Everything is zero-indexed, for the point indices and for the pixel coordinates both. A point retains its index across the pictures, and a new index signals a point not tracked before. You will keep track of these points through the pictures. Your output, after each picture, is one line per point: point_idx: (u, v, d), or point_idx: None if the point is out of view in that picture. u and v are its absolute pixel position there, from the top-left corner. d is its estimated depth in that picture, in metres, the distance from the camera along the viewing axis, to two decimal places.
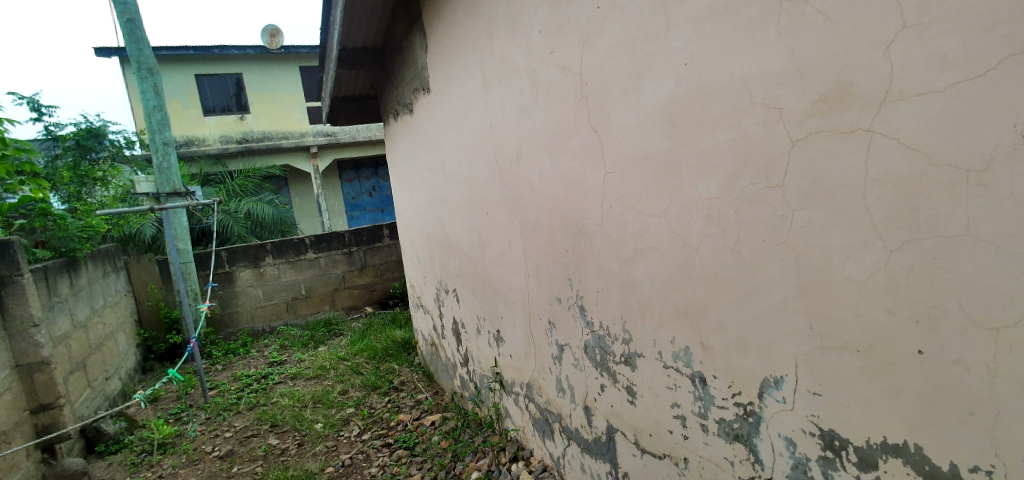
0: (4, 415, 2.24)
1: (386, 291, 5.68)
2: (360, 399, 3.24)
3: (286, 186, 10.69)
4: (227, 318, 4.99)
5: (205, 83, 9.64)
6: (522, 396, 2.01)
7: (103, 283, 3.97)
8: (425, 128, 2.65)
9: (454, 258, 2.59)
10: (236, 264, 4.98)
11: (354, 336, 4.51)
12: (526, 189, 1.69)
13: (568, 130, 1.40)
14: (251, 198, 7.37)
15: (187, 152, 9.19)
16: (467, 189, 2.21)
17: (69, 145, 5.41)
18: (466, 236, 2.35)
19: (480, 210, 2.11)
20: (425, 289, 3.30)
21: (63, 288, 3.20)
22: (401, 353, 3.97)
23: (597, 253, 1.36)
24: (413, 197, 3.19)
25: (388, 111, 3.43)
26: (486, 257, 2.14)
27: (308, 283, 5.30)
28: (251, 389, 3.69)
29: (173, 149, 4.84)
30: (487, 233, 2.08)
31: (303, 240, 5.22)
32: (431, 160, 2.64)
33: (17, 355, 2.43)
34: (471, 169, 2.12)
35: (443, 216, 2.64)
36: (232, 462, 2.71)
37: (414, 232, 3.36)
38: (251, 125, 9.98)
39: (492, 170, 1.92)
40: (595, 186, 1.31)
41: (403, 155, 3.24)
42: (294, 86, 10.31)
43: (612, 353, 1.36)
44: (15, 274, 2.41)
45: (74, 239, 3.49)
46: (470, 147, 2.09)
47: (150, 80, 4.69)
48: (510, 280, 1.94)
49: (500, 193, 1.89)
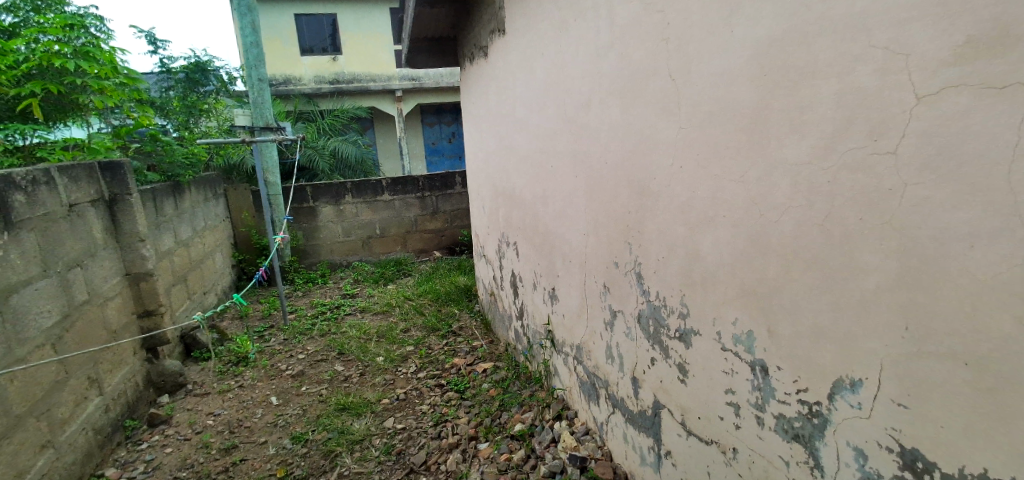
0: (116, 316, 2.51)
1: (455, 238, 5.77)
2: (420, 339, 3.36)
3: (371, 127, 11.01)
4: (309, 249, 5.34)
5: (303, 23, 10.00)
6: (571, 357, 1.96)
7: (204, 207, 4.34)
8: (499, 73, 2.55)
9: (517, 210, 2.54)
10: (319, 200, 5.26)
11: (421, 279, 4.66)
12: (593, 142, 1.57)
13: (643, 78, 1.26)
14: (337, 138, 7.70)
15: (284, 90, 9.70)
16: (535, 140, 2.12)
17: (180, 78, 5.85)
18: (530, 189, 2.28)
19: (545, 163, 2.03)
20: (488, 240, 3.31)
21: (169, 209, 3.52)
22: (462, 299, 4.07)
23: (661, 217, 1.24)
24: (483, 146, 3.14)
25: (466, 54, 3.34)
26: (548, 212, 2.07)
27: (383, 223, 5.51)
28: (324, 317, 3.95)
29: (267, 85, 5.08)
30: (551, 186, 2.00)
31: (380, 182, 5.39)
32: (503, 106, 2.55)
33: (127, 264, 2.70)
34: (541, 118, 2.02)
35: (510, 166, 2.58)
36: (302, 382, 2.93)
37: (481, 180, 3.33)
38: (342, 66, 10.30)
39: (562, 119, 1.81)
40: (666, 141, 1.18)
41: (476, 101, 3.18)
42: (383, 29, 10.43)
43: (667, 327, 1.26)
44: (125, 193, 2.64)
45: (180, 166, 3.75)
46: (541, 94, 1.99)
47: (248, 17, 4.88)
48: (570, 237, 1.86)
49: (567, 145, 1.79)
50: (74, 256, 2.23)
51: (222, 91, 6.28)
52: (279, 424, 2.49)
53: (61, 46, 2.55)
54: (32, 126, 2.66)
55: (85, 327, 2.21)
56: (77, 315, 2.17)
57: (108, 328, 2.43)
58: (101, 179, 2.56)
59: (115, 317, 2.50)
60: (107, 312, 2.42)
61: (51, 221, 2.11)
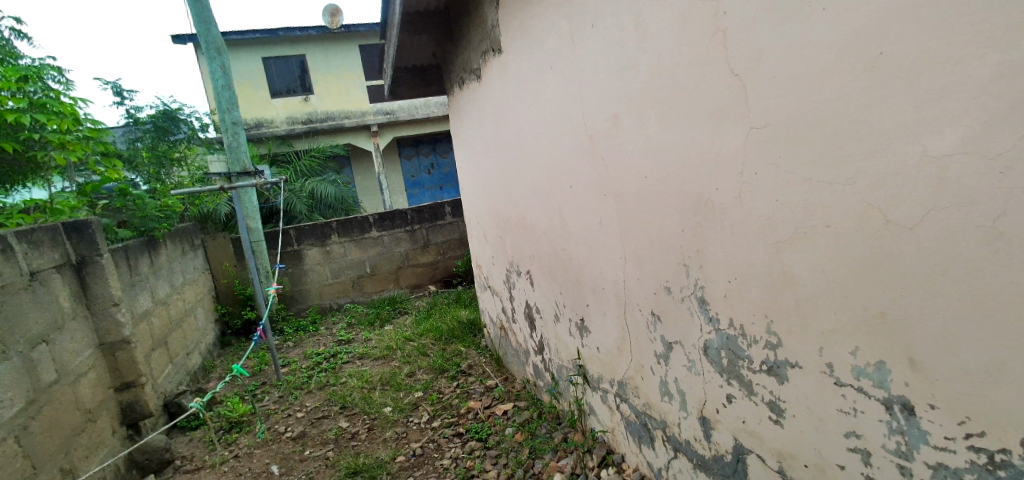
0: (90, 394, 2.23)
1: (449, 270, 5.56)
2: (428, 383, 3.14)
3: (348, 165, 10.91)
4: (297, 295, 5.07)
5: (272, 65, 9.87)
6: (612, 395, 1.77)
7: (182, 262, 4.07)
8: (495, 94, 2.41)
9: (528, 236, 2.37)
10: (304, 243, 5.02)
11: (419, 316, 4.43)
12: (623, 155, 1.42)
13: (688, 77, 1.11)
14: (315, 178, 7.49)
15: (257, 133, 9.49)
16: (546, 161, 1.97)
17: (148, 127, 5.60)
18: (543, 214, 2.12)
19: (562, 185, 1.87)
20: (493, 270, 3.13)
21: (144, 266, 3.26)
22: (467, 335, 3.86)
23: (728, 233, 1.08)
24: (479, 171, 2.98)
25: (452, 80, 3.22)
26: (569, 237, 1.90)
27: (373, 261, 5.28)
28: (321, 368, 3.68)
29: (242, 128, 4.86)
30: (570, 208, 1.84)
31: (367, 218, 5.18)
32: (502, 129, 2.40)
33: (99, 333, 2.42)
34: (551, 136, 1.87)
35: (515, 190, 2.42)
36: (305, 445, 2.66)
37: (480, 207, 3.16)
38: (315, 105, 10.16)
39: (578, 135, 1.66)
40: (730, 147, 1.03)
41: (469, 125, 3.03)
42: (354, 65, 10.36)
43: (747, 359, 1.09)
44: (95, 254, 2.39)
45: (153, 220, 3.49)
46: (549, 111, 1.84)
47: (218, 60, 4.70)
48: (600, 262, 1.70)
49: (588, 161, 1.63)
50: (39, 331, 1.97)
51: (194, 138, 6.04)
52: None
53: (15, 100, 2.31)
54: None
55: (54, 412, 1.94)
56: (44, 399, 1.91)
57: (82, 408, 2.15)
58: (67, 242, 2.32)
59: (89, 394, 2.22)
60: (79, 390, 2.15)
61: (10, 293, 1.86)
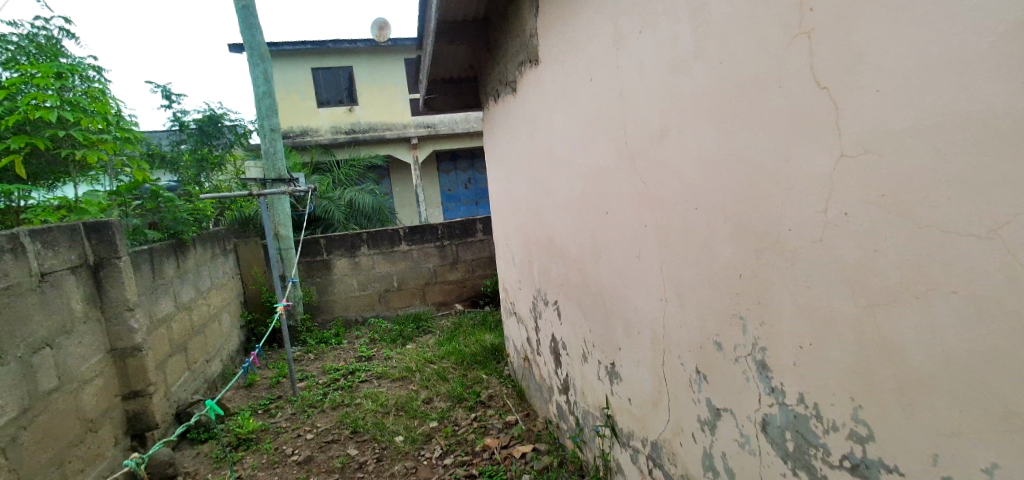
0: (94, 402, 2.15)
1: (477, 289, 5.39)
2: (444, 412, 2.96)
3: (387, 176, 10.99)
4: (323, 305, 5.00)
5: (320, 76, 10.11)
6: (644, 456, 1.55)
7: (212, 266, 4.05)
8: (531, 108, 2.25)
9: (557, 262, 2.18)
10: (334, 253, 4.97)
11: (443, 336, 4.28)
12: (670, 181, 1.23)
13: (757, 89, 0.92)
14: (352, 188, 7.51)
15: (301, 142, 9.69)
16: (581, 183, 1.79)
17: (193, 131, 5.72)
18: (575, 240, 1.93)
19: (597, 210, 1.68)
20: (520, 296, 2.94)
21: (169, 270, 3.24)
22: (490, 361, 3.68)
23: (803, 285, 0.87)
24: (511, 189, 2.81)
25: (488, 93, 3.09)
26: (602, 268, 1.70)
27: (400, 276, 5.18)
28: (337, 385, 3.55)
29: (280, 135, 4.88)
30: (606, 237, 1.64)
31: (397, 231, 5.10)
32: (536, 145, 2.23)
33: (111, 338, 2.36)
34: (588, 155, 1.69)
35: (547, 212, 2.25)
36: (309, 472, 2.51)
37: (510, 227, 2.99)
38: (358, 117, 10.32)
39: (619, 155, 1.48)
40: (811, 180, 0.83)
41: (502, 139, 2.88)
42: (399, 79, 10.49)
43: (824, 450, 0.87)
44: (113, 256, 2.34)
45: (183, 222, 3.48)
46: (587, 127, 1.67)
47: (261, 67, 4.75)
48: (636, 301, 1.49)
49: (628, 186, 1.44)
50: (43, 335, 1.91)
51: (236, 143, 6.15)
52: None
53: (47, 97, 2.30)
54: (16, 186, 2.39)
55: (51, 422, 1.87)
56: (40, 408, 1.83)
57: (83, 417, 2.07)
58: (86, 241, 2.27)
59: (92, 404, 2.14)
60: (82, 400, 2.07)
61: (15, 295, 1.80)
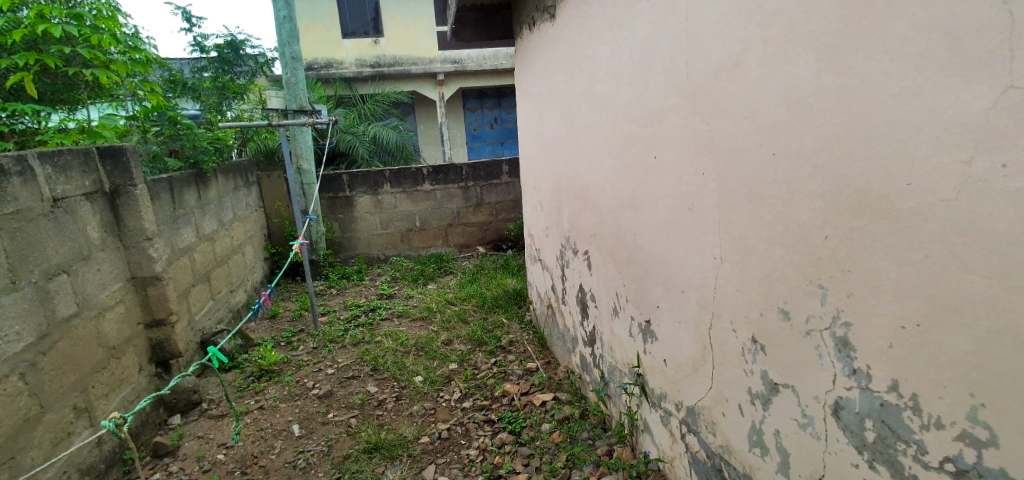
0: (115, 329, 2.14)
1: (500, 233, 5.28)
2: (464, 355, 2.93)
3: (411, 113, 10.70)
4: (345, 241, 4.97)
5: (345, 4, 9.68)
6: (677, 419, 1.45)
7: (234, 197, 4.00)
8: (570, 37, 2.01)
9: (591, 211, 2.02)
10: (356, 190, 4.87)
11: (464, 279, 4.21)
12: (742, 123, 1.04)
13: (883, 6, 0.72)
14: (376, 123, 7.32)
15: (325, 74, 9.42)
16: (625, 124, 1.60)
17: (215, 57, 5.54)
18: (612, 187, 1.76)
19: (642, 155, 1.50)
20: (546, 243, 2.80)
21: (190, 200, 3.18)
22: (511, 306, 3.61)
23: (916, 255, 0.71)
24: (542, 129, 2.61)
25: (523, 20, 2.82)
26: (644, 221, 1.54)
27: (423, 216, 5.08)
28: (358, 322, 3.54)
29: (302, 64, 4.67)
30: (651, 186, 1.47)
31: (421, 170, 4.95)
32: (575, 79, 2.02)
33: (132, 267, 2.32)
34: (638, 92, 1.49)
35: (581, 156, 2.06)
36: (329, 406, 2.52)
37: (538, 170, 2.81)
38: (383, 49, 9.94)
39: (676, 92, 1.28)
40: (951, 125, 0.65)
41: (536, 74, 2.64)
42: (425, 9, 9.98)
43: (917, 445, 0.75)
44: (129, 184, 2.26)
45: (204, 151, 3.39)
46: (639, 59, 1.46)
47: None
48: (682, 259, 1.34)
49: (686, 128, 1.26)
50: (59, 261, 1.87)
51: (259, 71, 5.96)
52: (299, 466, 2.09)
53: (54, 10, 2.15)
54: (31, 107, 2.30)
55: (72, 348, 1.86)
56: (59, 333, 1.81)
57: (105, 344, 2.06)
58: (101, 168, 2.19)
59: (114, 331, 2.13)
60: (103, 326, 2.06)
61: (26, 219, 1.74)
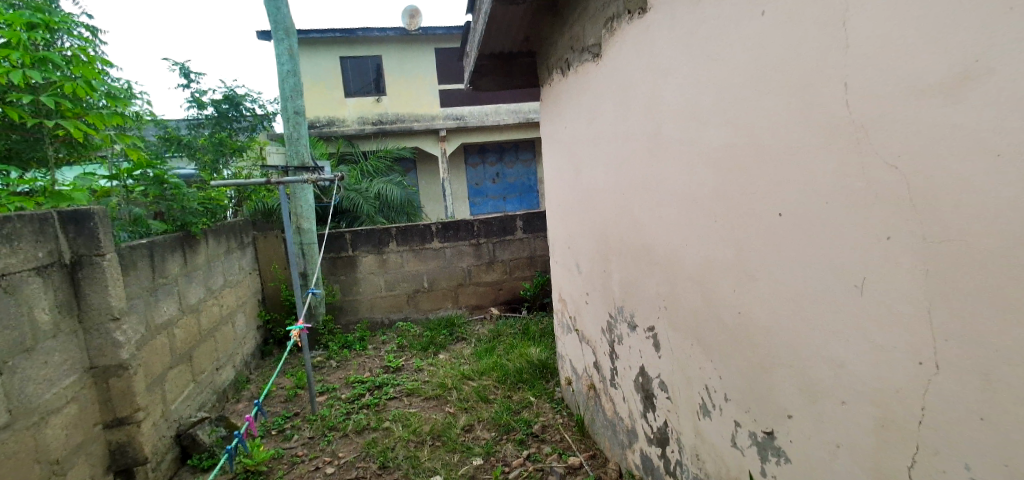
0: (60, 436, 1.70)
1: (515, 293, 4.87)
2: (490, 446, 2.47)
3: (413, 169, 10.54)
4: (348, 306, 4.55)
5: (348, 65, 9.74)
6: None
7: (226, 261, 3.63)
8: (624, 73, 1.73)
9: (656, 277, 1.67)
10: (359, 249, 4.50)
11: (481, 346, 3.77)
12: (981, 166, 0.73)
13: None
14: (379, 178, 7.06)
15: (327, 132, 9.33)
16: (716, 171, 1.27)
17: (211, 114, 5.33)
18: (694, 249, 1.42)
19: (748, 210, 1.17)
20: (586, 312, 2.42)
21: (174, 267, 2.80)
22: (537, 380, 3.17)
23: None
24: (580, 180, 2.29)
25: (551, 63, 2.57)
26: (755, 295, 1.19)
27: (431, 275, 4.69)
28: (362, 403, 3.07)
29: (304, 118, 4.42)
30: (768, 250, 1.13)
31: (429, 226, 4.61)
32: (631, 121, 1.71)
33: (91, 354, 1.91)
34: (739, 132, 1.18)
35: (639, 211, 1.73)
36: None
37: (573, 226, 2.47)
38: (386, 107, 9.89)
39: (816, 127, 0.97)
40: None
41: (569, 119, 2.36)
42: (428, 68, 10.04)
43: None
44: (95, 254, 1.89)
45: (192, 212, 3.05)
46: (742, 89, 1.15)
47: (286, 42, 4.31)
48: (841, 348, 0.98)
49: (839, 174, 0.93)
50: None
51: (258, 128, 5.75)
52: None
53: (19, 56, 1.85)
54: None
55: None
56: None
57: (46, 459, 1.62)
58: (61, 236, 1.83)
59: (60, 440, 1.69)
60: (45, 435, 1.63)
61: None
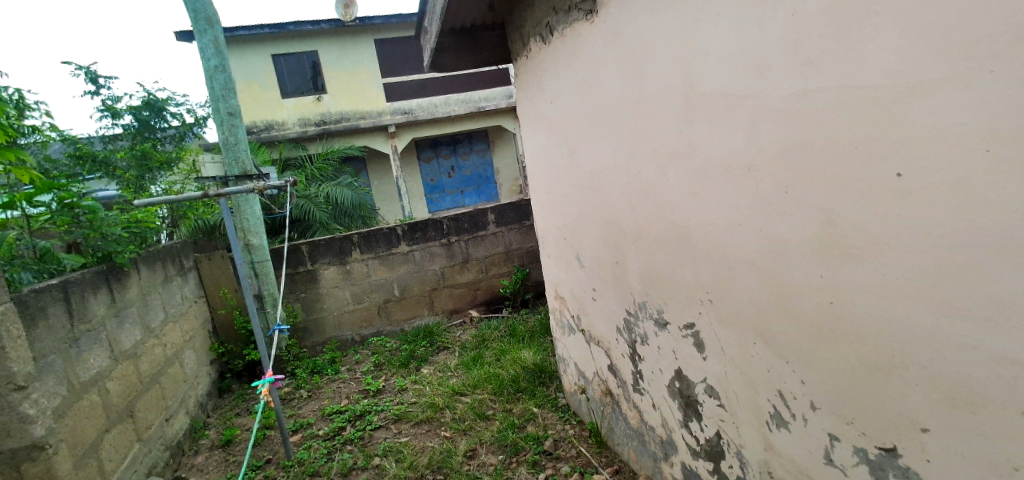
0: None
1: (493, 292, 4.57)
2: (500, 473, 2.18)
3: (364, 169, 9.99)
4: (312, 325, 4.12)
5: (283, 63, 9.07)
6: None
7: (165, 291, 3.14)
8: (632, 29, 1.45)
9: (690, 265, 1.40)
10: (319, 261, 4.07)
11: (467, 355, 3.46)
12: None
13: None
14: (330, 182, 6.55)
15: (268, 137, 8.67)
16: (785, 129, 1.00)
17: (128, 124, 4.75)
18: (749, 230, 1.16)
19: (845, 179, 0.91)
20: (593, 310, 2.15)
21: (99, 308, 2.32)
22: (536, 387, 2.89)
23: None
24: (576, 162, 2.01)
25: (528, 35, 2.26)
26: (857, 287, 0.94)
27: (402, 282, 4.32)
28: (343, 438, 2.71)
29: (240, 120, 3.92)
30: (874, 223, 0.88)
31: (394, 229, 4.22)
32: (647, 85, 1.43)
33: None
34: (821, 77, 0.91)
35: (661, 190, 1.46)
36: None
37: (570, 216, 2.19)
38: (329, 106, 9.28)
39: (964, 51, 0.71)
40: None
41: (556, 92, 2.06)
42: (369, 61, 9.48)
43: None
44: None
45: (115, 240, 2.56)
46: (826, 18, 0.89)
47: (209, 34, 3.79)
48: (1013, 346, 0.73)
49: (1005, 116, 0.68)
50: None
51: (187, 136, 5.16)
52: None
53: None
54: None
55: None
56: None
57: None
58: None
59: None
60: None
61: None
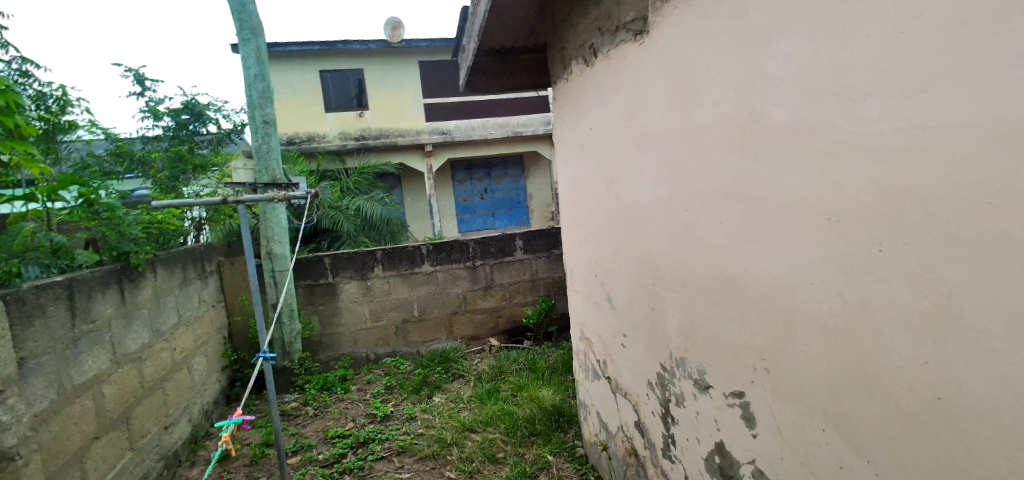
0: None
1: (516, 320, 4.37)
2: None
3: (398, 185, 10.04)
4: (327, 339, 4.01)
5: (330, 78, 9.27)
6: None
7: (181, 295, 3.08)
8: (689, 49, 1.28)
9: (743, 323, 1.20)
10: (340, 275, 3.97)
11: (482, 387, 3.25)
12: None
13: None
14: (362, 195, 6.53)
15: (308, 149, 8.83)
16: (883, 171, 0.81)
17: (168, 126, 4.85)
18: (825, 289, 0.96)
19: (968, 236, 0.71)
20: (621, 356, 1.94)
21: (105, 308, 2.25)
22: (552, 430, 2.66)
23: None
24: (614, 192, 1.83)
25: (569, 53, 2.12)
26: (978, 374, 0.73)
27: (422, 303, 4.18)
28: (342, 467, 2.53)
29: (275, 128, 3.91)
30: (1009, 296, 0.67)
31: (418, 248, 4.10)
32: (702, 111, 1.26)
33: None
34: (936, 109, 0.73)
35: (710, 230, 1.28)
36: None
37: (603, 249, 2.00)
38: (370, 122, 9.39)
39: None
40: None
41: (597, 118, 1.91)
42: (412, 80, 9.59)
43: None
44: None
45: (133, 240, 2.51)
46: (943, 33, 0.71)
47: (253, 42, 3.82)
48: None
49: None
50: None
51: (225, 141, 5.23)
52: None
53: None
54: None
55: None
56: None
57: None
58: None
59: None
60: None
61: None
